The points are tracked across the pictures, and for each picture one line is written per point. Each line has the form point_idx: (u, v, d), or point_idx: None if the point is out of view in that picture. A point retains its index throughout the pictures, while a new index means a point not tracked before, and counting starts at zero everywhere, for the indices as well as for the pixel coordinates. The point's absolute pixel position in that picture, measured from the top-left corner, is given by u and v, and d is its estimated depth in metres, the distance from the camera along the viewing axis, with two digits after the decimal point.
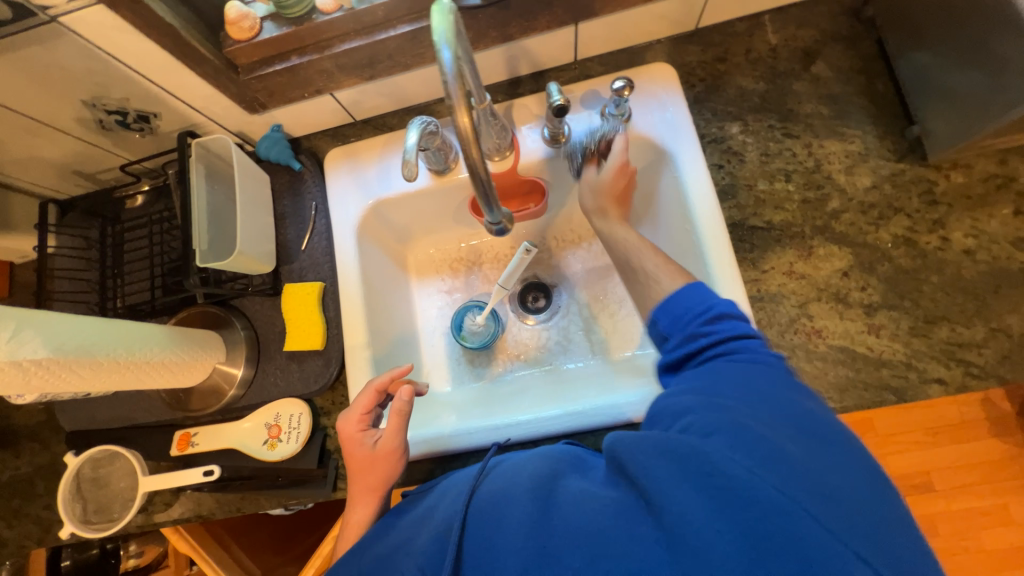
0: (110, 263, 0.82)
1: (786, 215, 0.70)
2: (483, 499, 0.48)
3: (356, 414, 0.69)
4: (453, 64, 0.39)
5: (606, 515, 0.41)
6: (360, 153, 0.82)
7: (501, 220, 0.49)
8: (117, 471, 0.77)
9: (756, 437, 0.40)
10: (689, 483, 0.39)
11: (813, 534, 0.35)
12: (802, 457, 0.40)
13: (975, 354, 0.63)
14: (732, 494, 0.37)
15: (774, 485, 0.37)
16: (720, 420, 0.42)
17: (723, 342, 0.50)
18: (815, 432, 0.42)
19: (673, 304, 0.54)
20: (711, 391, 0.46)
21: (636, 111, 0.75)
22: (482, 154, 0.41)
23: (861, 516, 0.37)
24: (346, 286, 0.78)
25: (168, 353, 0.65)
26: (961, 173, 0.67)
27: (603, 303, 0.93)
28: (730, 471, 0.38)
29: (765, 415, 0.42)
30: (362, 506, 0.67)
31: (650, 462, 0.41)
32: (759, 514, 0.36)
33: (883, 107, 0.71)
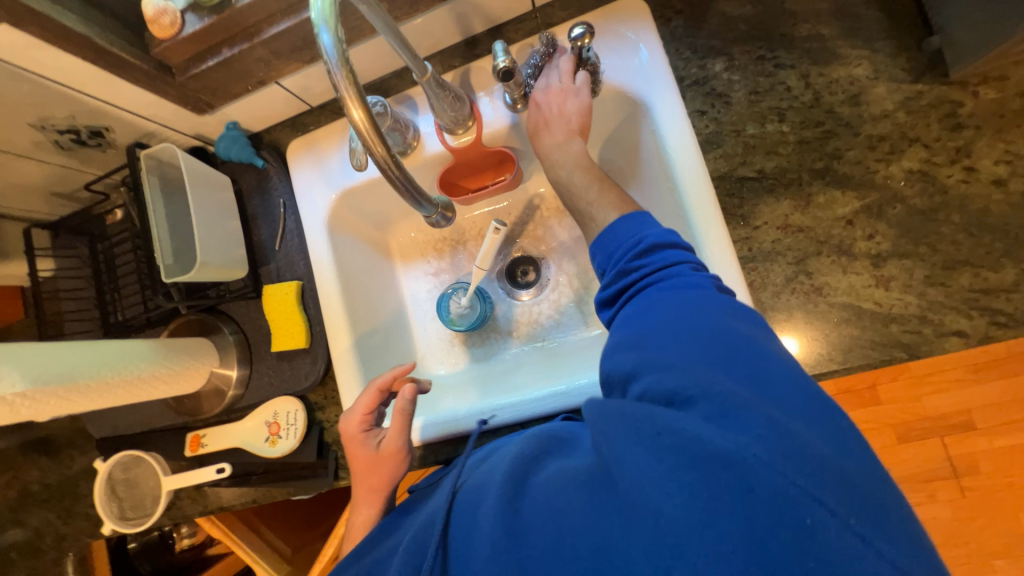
0: (104, 279, 0.83)
1: (781, 161, 0.62)
2: (471, 491, 0.46)
3: (358, 415, 0.70)
4: (336, 48, 0.38)
5: (571, 490, 0.39)
6: (320, 141, 0.78)
7: (431, 214, 0.48)
8: (144, 473, 0.83)
9: (706, 382, 0.36)
10: (639, 446, 0.36)
11: (762, 480, 0.31)
12: (763, 395, 0.36)
13: (1003, 300, 0.55)
14: (686, 454, 0.33)
15: (720, 434, 0.33)
16: (669, 369, 0.38)
17: (663, 279, 0.45)
18: (785, 380, 0.37)
19: (606, 239, 0.51)
20: (653, 338, 0.41)
21: (604, 59, 0.67)
22: (387, 149, 0.40)
23: (832, 455, 0.33)
24: (323, 283, 0.77)
25: (156, 366, 0.68)
26: (994, 87, 0.57)
27: (594, 272, 0.88)
28: (676, 426, 0.35)
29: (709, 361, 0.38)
30: (367, 506, 0.68)
31: (605, 429, 0.39)
32: (704, 463, 0.33)
33: (898, 16, 0.60)
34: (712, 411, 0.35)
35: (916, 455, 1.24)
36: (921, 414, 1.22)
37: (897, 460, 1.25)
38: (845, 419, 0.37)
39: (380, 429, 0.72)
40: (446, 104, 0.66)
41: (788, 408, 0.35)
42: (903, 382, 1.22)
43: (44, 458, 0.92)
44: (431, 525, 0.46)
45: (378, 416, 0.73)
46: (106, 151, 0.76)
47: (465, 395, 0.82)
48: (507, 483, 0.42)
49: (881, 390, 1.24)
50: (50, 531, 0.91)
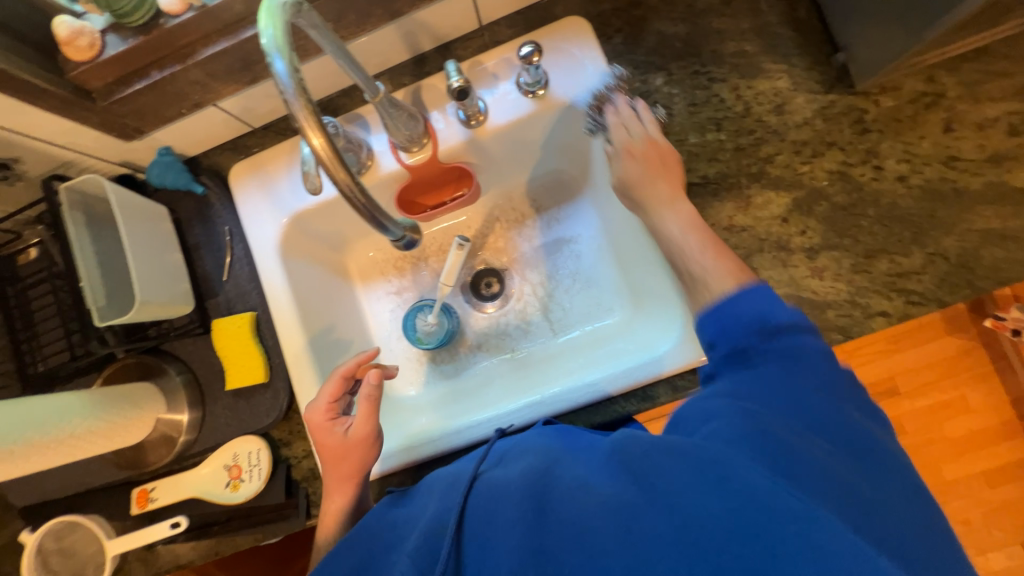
0: (19, 326, 0.75)
1: (721, 167, 0.67)
2: (484, 496, 0.43)
3: (323, 405, 0.67)
4: (291, 75, 0.37)
5: (600, 511, 0.36)
6: (266, 164, 0.75)
7: (398, 236, 0.47)
8: (82, 539, 0.74)
9: (767, 432, 0.37)
10: (703, 488, 0.34)
11: (837, 543, 0.30)
12: (833, 457, 0.37)
13: (915, 281, 0.63)
14: (755, 501, 0.32)
15: (795, 494, 0.33)
16: (737, 418, 0.39)
17: (783, 353, 0.45)
18: (854, 451, 0.39)
19: (730, 311, 0.48)
20: (742, 396, 0.42)
21: (552, 74, 0.70)
22: (345, 177, 0.40)
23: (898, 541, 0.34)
24: (279, 311, 0.73)
25: (96, 420, 0.62)
26: (890, 96, 0.65)
27: (558, 280, 0.90)
28: (746, 475, 0.34)
29: (796, 425, 0.39)
30: (338, 495, 0.66)
31: (659, 459, 0.37)
32: (779, 517, 0.31)
33: (808, 34, 0.67)
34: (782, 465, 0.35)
35: None
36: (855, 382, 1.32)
37: None
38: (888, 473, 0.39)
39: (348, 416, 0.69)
40: (404, 123, 0.66)
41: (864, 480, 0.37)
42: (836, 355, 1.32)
43: None
44: (443, 529, 0.44)
45: (346, 405, 0.70)
46: (14, 185, 0.68)
47: (437, 413, 0.82)
48: (528, 499, 0.40)
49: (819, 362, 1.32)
50: None
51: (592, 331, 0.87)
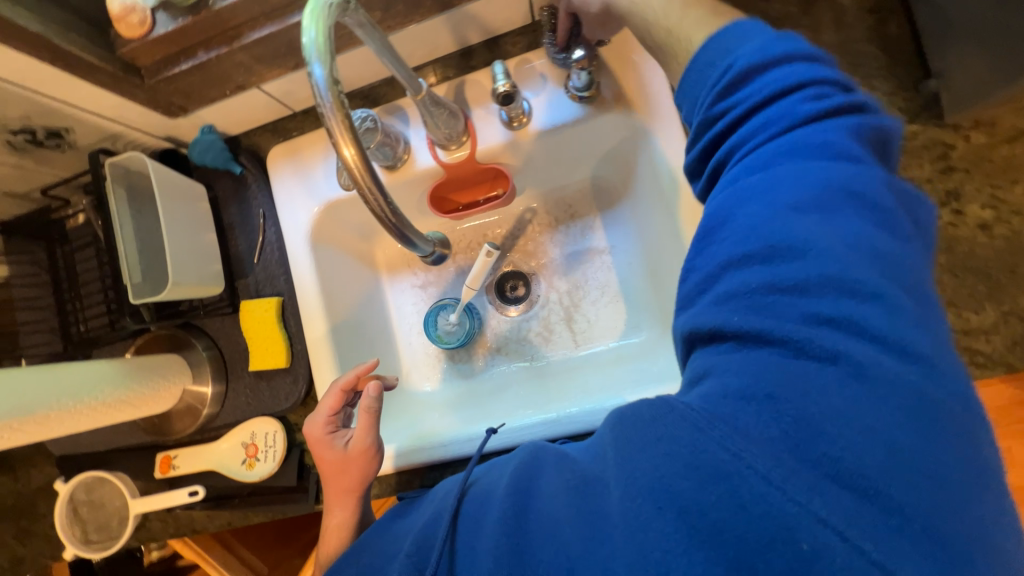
0: (64, 286, 0.78)
1: None
2: (476, 496, 0.48)
3: (323, 417, 0.68)
4: (328, 81, 0.36)
5: (566, 500, 0.40)
6: (304, 150, 0.74)
7: (428, 255, 0.46)
8: (109, 493, 0.78)
9: (738, 319, 0.37)
10: (648, 446, 0.37)
11: (758, 496, 0.32)
12: (825, 331, 0.34)
13: (983, 342, 0.57)
14: (691, 461, 0.34)
15: (732, 445, 0.34)
16: (715, 305, 0.38)
17: (762, 117, 0.41)
18: (854, 309, 0.35)
19: (695, 78, 0.46)
20: (733, 222, 0.40)
21: (604, 80, 0.68)
22: (378, 191, 0.38)
23: (882, 458, 0.31)
24: (305, 298, 0.74)
25: (126, 390, 0.64)
26: (984, 132, 0.57)
27: (585, 290, 0.87)
28: (691, 437, 0.35)
29: (785, 307, 0.36)
30: (339, 509, 0.66)
31: (626, 434, 0.39)
32: (706, 474, 0.34)
33: (897, 54, 0.60)
34: (730, 399, 0.35)
35: None
36: None
37: None
38: (913, 393, 0.33)
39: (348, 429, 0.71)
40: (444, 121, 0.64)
41: (858, 377, 0.33)
42: None
43: None
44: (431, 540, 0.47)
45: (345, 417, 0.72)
46: (66, 153, 0.70)
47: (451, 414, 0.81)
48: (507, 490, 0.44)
49: None
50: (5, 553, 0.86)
51: (616, 347, 0.84)
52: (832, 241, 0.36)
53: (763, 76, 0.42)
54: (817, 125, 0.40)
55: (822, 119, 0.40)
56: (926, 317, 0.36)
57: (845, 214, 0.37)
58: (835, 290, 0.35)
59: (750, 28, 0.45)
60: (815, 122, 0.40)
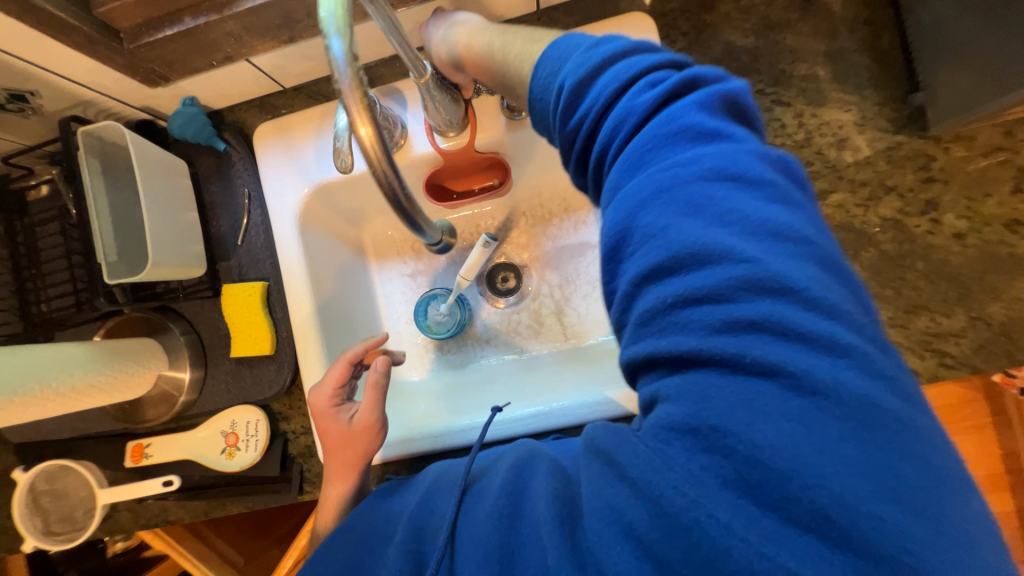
0: (24, 264, 0.73)
1: None
2: (473, 493, 0.52)
3: (329, 390, 0.67)
4: (346, 55, 0.35)
5: (546, 506, 0.43)
6: (293, 129, 0.71)
7: (439, 239, 0.45)
8: (74, 483, 0.74)
9: (656, 348, 0.36)
10: (614, 481, 0.37)
11: (715, 541, 0.31)
12: (733, 350, 0.33)
13: (952, 344, 0.60)
14: (653, 506, 0.34)
15: (679, 493, 0.33)
16: (637, 335, 0.37)
17: (630, 118, 0.40)
18: (753, 317, 0.33)
19: (547, 66, 0.45)
20: (630, 250, 0.38)
21: None
22: (389, 170, 0.37)
23: (829, 487, 0.30)
24: (293, 282, 0.71)
25: (95, 374, 0.60)
26: (964, 145, 0.60)
27: (576, 284, 0.88)
28: (644, 477, 0.34)
29: (692, 331, 0.34)
30: (340, 483, 0.66)
31: (591, 472, 0.40)
32: (666, 524, 0.33)
33: (889, 66, 0.62)
34: (661, 435, 0.35)
35: None
36: None
37: None
38: (834, 387, 0.31)
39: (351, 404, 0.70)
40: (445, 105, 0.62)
41: (770, 408, 0.31)
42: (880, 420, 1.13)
43: None
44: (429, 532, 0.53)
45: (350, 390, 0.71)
46: (28, 118, 0.64)
47: (440, 405, 0.81)
48: (500, 497, 0.48)
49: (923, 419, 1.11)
50: None
51: (604, 342, 0.85)
52: (725, 237, 0.35)
53: (601, 80, 0.41)
54: (666, 111, 0.39)
55: (699, 108, 0.38)
56: (831, 284, 0.34)
57: (728, 205, 0.36)
58: (744, 292, 0.34)
59: (582, 35, 0.44)
60: (686, 111, 0.39)
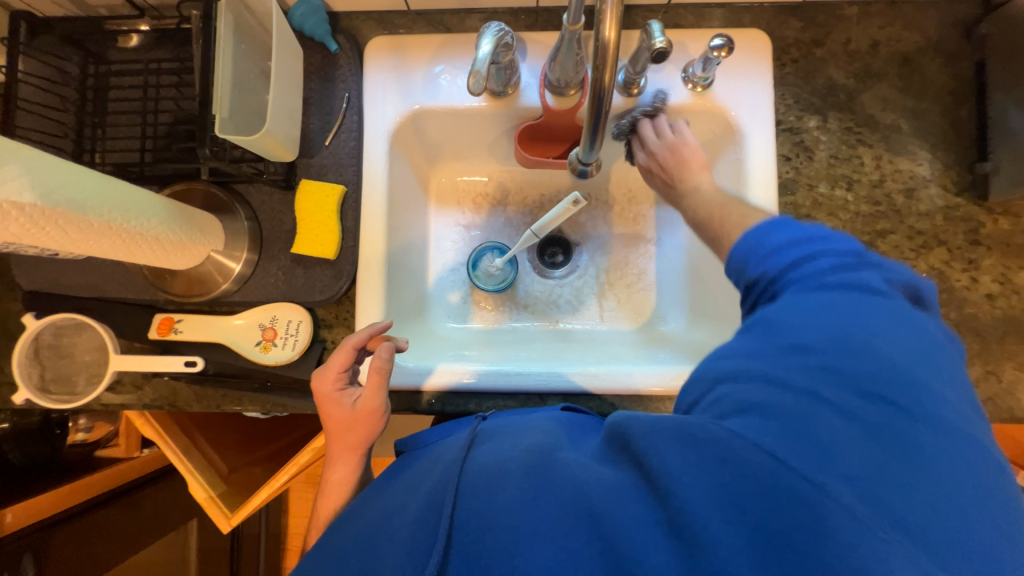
0: (88, 108, 0.71)
1: (837, 224, 0.70)
2: (476, 469, 0.44)
3: (330, 373, 0.60)
4: None
5: (599, 486, 0.39)
6: (409, 49, 0.72)
7: (596, 159, 0.46)
8: (84, 343, 0.70)
9: (779, 392, 0.39)
10: (705, 463, 0.37)
11: (835, 524, 0.33)
12: (858, 402, 0.38)
13: None
14: (762, 484, 0.35)
15: (799, 474, 0.35)
16: (751, 382, 0.40)
17: (802, 277, 0.46)
18: (878, 387, 0.38)
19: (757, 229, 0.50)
20: (773, 346, 0.42)
21: (719, 79, 0.70)
22: (613, 78, 0.37)
23: (922, 495, 0.34)
24: (371, 194, 0.71)
25: (166, 228, 0.57)
26: (1009, 220, 0.68)
27: (622, 272, 0.90)
28: (746, 453, 0.36)
29: (818, 376, 0.39)
30: (342, 464, 0.59)
31: (658, 443, 0.38)
32: (781, 500, 0.34)
33: (959, 135, 0.70)
34: (777, 435, 0.37)
35: None
36: None
37: None
38: (929, 437, 0.37)
39: (356, 388, 0.62)
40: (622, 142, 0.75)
41: (883, 438, 0.36)
42: None
43: None
44: (439, 506, 0.42)
45: (354, 374, 0.63)
46: None
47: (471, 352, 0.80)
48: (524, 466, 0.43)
49: None
50: None
51: (640, 331, 0.87)
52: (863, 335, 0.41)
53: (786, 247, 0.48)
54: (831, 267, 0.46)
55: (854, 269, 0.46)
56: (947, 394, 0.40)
57: (871, 327, 0.41)
58: (868, 365, 0.39)
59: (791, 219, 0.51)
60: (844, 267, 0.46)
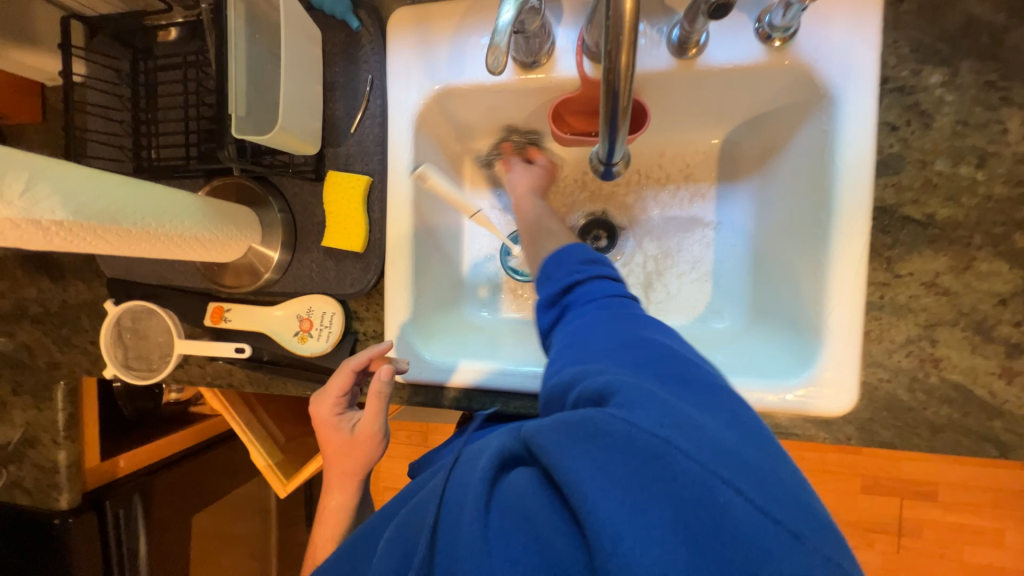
0: (142, 104, 0.74)
1: (957, 212, 0.55)
2: (456, 489, 0.39)
3: (331, 399, 0.63)
4: None
5: (540, 492, 0.35)
6: (433, 20, 0.66)
7: (619, 156, 0.45)
8: (154, 328, 0.78)
9: (620, 377, 0.39)
10: (578, 443, 0.34)
11: (683, 468, 0.31)
12: (671, 386, 0.39)
13: None
14: (622, 445, 0.33)
15: (648, 429, 0.33)
16: (597, 373, 0.40)
17: (594, 288, 0.52)
18: (676, 369, 0.40)
19: (558, 258, 0.57)
20: (589, 347, 0.45)
21: (804, 28, 0.56)
22: (630, 68, 0.36)
23: (738, 441, 0.34)
24: (397, 184, 0.68)
25: (200, 228, 0.59)
26: None
27: (674, 260, 0.75)
28: (609, 421, 0.34)
29: (630, 364, 0.41)
30: (339, 491, 0.64)
31: (544, 438, 0.36)
32: (639, 454, 0.32)
33: None
34: (620, 403, 0.36)
35: (874, 506, 1.29)
36: (896, 474, 1.27)
37: (857, 507, 1.29)
38: (725, 394, 0.39)
39: (356, 411, 0.65)
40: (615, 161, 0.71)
41: (696, 402, 0.37)
42: (919, 499, 1.27)
43: (47, 279, 0.86)
44: (419, 526, 0.40)
45: (353, 397, 0.66)
46: None
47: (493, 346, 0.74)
48: (484, 483, 0.36)
49: (943, 487, 1.26)
50: (43, 355, 0.88)
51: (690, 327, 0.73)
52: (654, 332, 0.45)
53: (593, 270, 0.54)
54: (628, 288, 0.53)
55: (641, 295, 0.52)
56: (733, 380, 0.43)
57: (662, 331, 0.46)
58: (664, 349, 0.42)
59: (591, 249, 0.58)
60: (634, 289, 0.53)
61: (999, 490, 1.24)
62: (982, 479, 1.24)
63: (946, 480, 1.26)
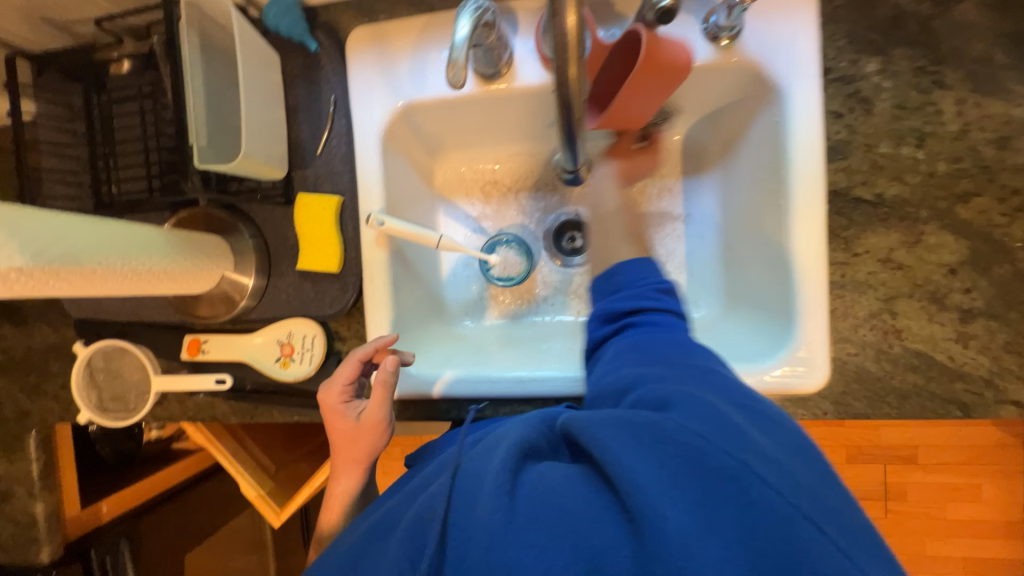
0: (99, 139, 0.72)
1: (903, 190, 0.58)
2: (467, 475, 0.39)
3: (338, 386, 0.64)
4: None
5: (576, 489, 0.36)
6: (391, 37, 0.66)
7: (579, 162, 0.47)
8: (129, 366, 0.76)
9: (685, 392, 0.40)
10: (645, 447, 0.35)
11: (755, 492, 0.32)
12: (739, 411, 0.40)
13: None
14: (695, 461, 0.34)
15: (719, 448, 0.34)
16: (657, 384, 0.42)
17: (659, 315, 0.52)
18: (738, 397, 0.42)
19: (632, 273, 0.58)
20: (648, 363, 0.46)
21: (748, 26, 0.59)
22: (578, 77, 0.37)
23: (803, 474, 0.36)
24: (368, 202, 0.68)
25: (170, 261, 0.59)
26: None
27: (649, 255, 0.77)
28: (681, 434, 0.35)
29: (695, 381, 0.42)
30: (345, 477, 0.63)
31: (599, 432, 0.37)
32: (708, 473, 0.33)
33: None
34: (691, 418, 0.37)
35: (860, 475, 1.34)
36: (878, 442, 1.32)
37: (844, 477, 1.34)
38: (786, 432, 0.40)
39: (360, 400, 0.66)
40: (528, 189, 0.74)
41: (766, 433, 0.39)
42: (902, 464, 1.32)
43: (10, 325, 0.83)
44: (431, 513, 0.38)
45: (360, 387, 0.67)
46: None
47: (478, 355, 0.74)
48: (517, 467, 0.37)
49: (923, 451, 1.31)
50: (11, 404, 0.84)
51: None
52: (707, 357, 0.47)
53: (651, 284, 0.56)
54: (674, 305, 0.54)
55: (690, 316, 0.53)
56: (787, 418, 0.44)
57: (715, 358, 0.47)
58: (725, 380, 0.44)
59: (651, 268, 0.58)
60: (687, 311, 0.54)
61: (974, 447, 1.30)
62: (958, 439, 1.30)
63: (925, 443, 1.31)
